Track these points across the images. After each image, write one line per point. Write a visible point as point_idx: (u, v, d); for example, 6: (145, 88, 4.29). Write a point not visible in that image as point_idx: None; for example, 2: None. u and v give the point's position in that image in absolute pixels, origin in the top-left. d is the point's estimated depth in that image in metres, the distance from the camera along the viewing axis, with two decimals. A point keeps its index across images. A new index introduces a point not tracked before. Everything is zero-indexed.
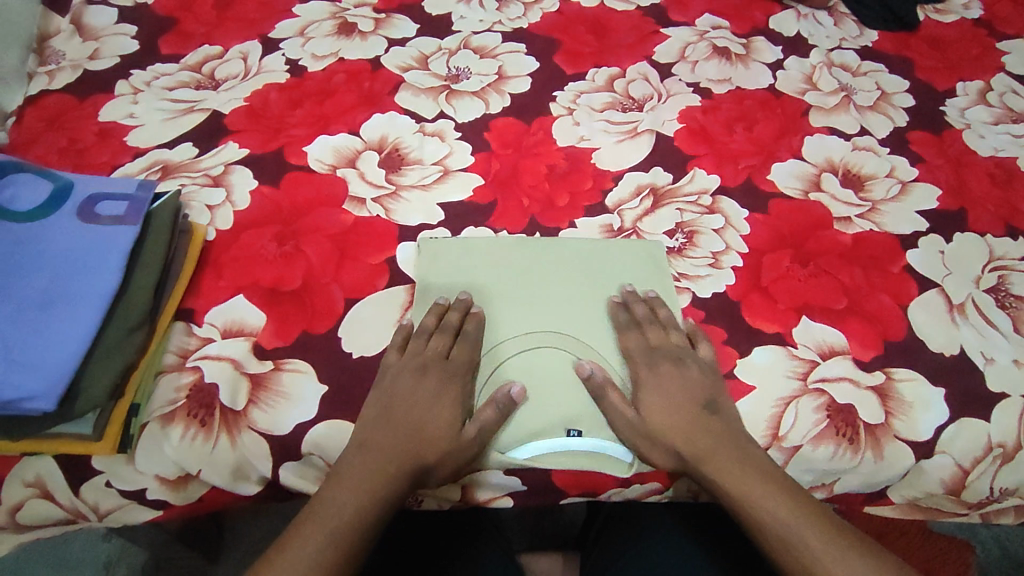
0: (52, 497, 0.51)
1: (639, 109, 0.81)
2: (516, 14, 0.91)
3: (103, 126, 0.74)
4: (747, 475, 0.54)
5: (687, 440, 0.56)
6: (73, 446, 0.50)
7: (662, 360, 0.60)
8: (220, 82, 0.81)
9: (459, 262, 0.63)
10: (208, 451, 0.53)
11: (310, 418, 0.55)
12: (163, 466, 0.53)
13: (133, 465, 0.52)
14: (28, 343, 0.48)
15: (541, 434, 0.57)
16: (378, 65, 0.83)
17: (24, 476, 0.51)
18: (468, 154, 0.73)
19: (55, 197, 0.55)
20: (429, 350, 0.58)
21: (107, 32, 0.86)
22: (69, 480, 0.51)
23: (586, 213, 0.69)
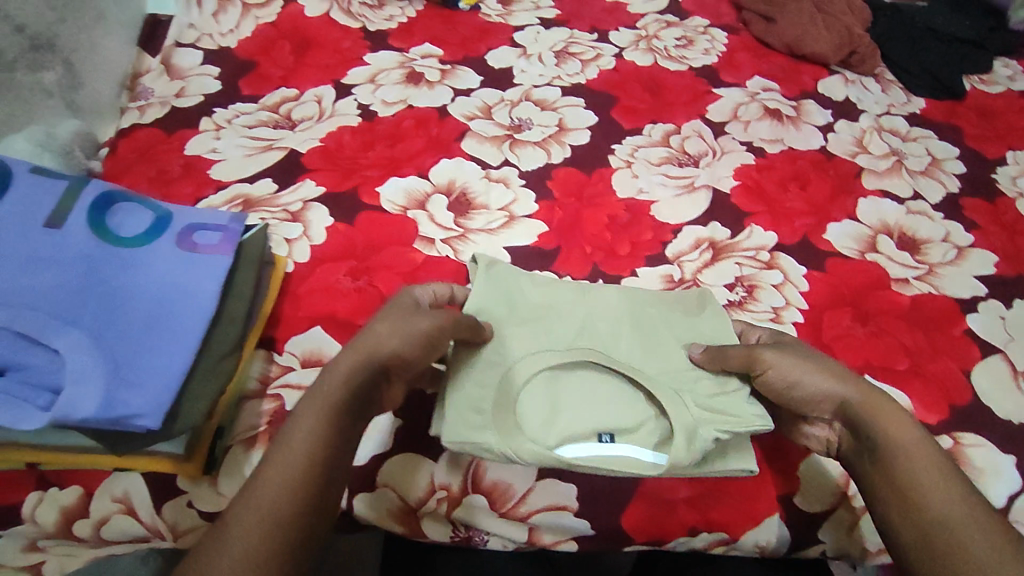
0: (135, 513, 0.52)
1: (695, 164, 0.84)
2: (574, 70, 1.00)
3: (189, 160, 0.78)
4: (935, 469, 0.51)
5: (874, 408, 0.54)
6: (162, 465, 0.51)
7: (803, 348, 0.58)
8: (297, 122, 0.86)
9: (511, 275, 0.64)
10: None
11: (386, 449, 0.57)
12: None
13: (215, 487, 0.53)
14: (135, 358, 0.50)
15: (579, 438, 0.55)
16: (445, 114, 0.88)
17: (112, 491, 0.52)
18: (532, 202, 0.75)
19: (157, 225, 0.58)
20: (412, 316, 0.53)
21: (192, 72, 0.93)
22: (153, 498, 0.53)
23: (647, 263, 0.71)
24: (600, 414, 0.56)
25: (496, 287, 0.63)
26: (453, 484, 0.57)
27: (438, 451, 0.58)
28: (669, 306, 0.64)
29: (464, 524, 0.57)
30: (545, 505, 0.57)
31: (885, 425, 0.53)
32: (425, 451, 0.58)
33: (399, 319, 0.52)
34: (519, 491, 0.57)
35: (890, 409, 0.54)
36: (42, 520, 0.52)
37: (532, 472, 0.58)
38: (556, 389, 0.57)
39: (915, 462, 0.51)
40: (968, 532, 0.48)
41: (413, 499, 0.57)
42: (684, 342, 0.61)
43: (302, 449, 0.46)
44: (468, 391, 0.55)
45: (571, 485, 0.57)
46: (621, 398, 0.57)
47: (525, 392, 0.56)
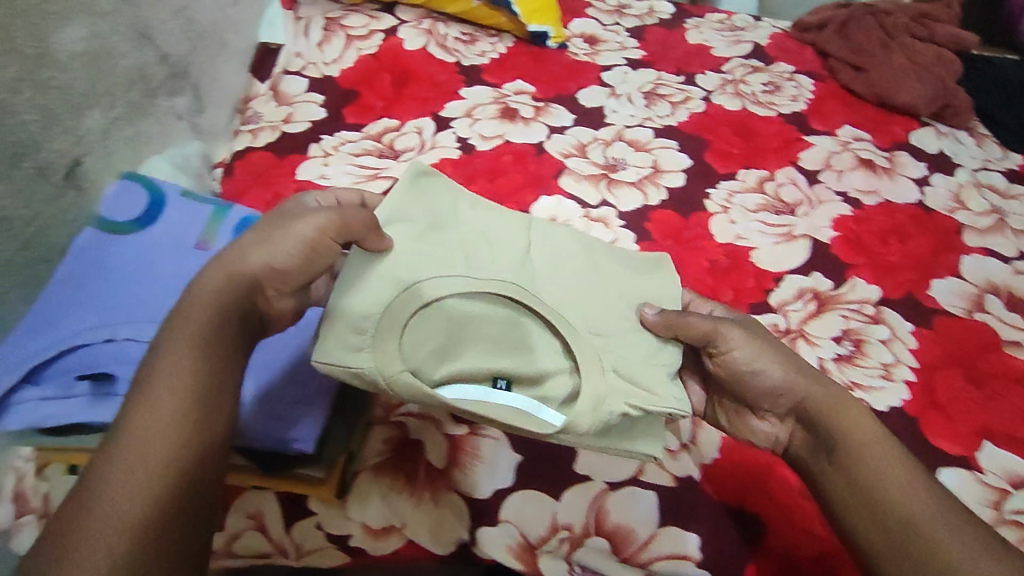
0: (267, 530, 0.52)
1: (792, 212, 0.84)
2: (664, 112, 1.01)
3: (301, 185, 0.82)
4: (866, 440, 0.49)
5: (813, 385, 0.53)
6: (299, 487, 0.51)
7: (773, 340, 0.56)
8: (399, 152, 0.89)
9: (445, 201, 0.57)
10: (411, 504, 0.52)
11: (507, 484, 0.53)
12: (370, 513, 0.52)
13: (343, 510, 0.52)
14: (291, 377, 0.52)
15: (472, 379, 0.52)
16: (541, 150, 0.90)
17: (247, 507, 0.52)
18: (633, 243, 0.77)
19: None
20: (279, 227, 0.50)
21: (298, 99, 0.97)
22: (285, 516, 0.52)
23: (751, 311, 0.71)
24: (492, 353, 0.53)
25: (420, 201, 0.56)
26: (575, 525, 0.52)
27: (560, 488, 0.54)
28: (636, 269, 0.60)
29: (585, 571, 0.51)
30: (665, 553, 0.51)
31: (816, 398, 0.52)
32: (545, 488, 0.53)
33: (268, 232, 0.49)
34: (642, 537, 0.52)
35: (835, 393, 0.52)
36: None
37: (656, 516, 0.53)
38: (436, 324, 0.52)
39: (873, 467, 0.48)
40: (906, 500, 0.46)
41: (530, 538, 0.52)
42: (634, 301, 0.56)
43: (176, 409, 0.42)
44: (351, 313, 0.49)
45: (696, 536, 0.52)
46: (489, 335, 0.53)
47: (421, 318, 0.52)
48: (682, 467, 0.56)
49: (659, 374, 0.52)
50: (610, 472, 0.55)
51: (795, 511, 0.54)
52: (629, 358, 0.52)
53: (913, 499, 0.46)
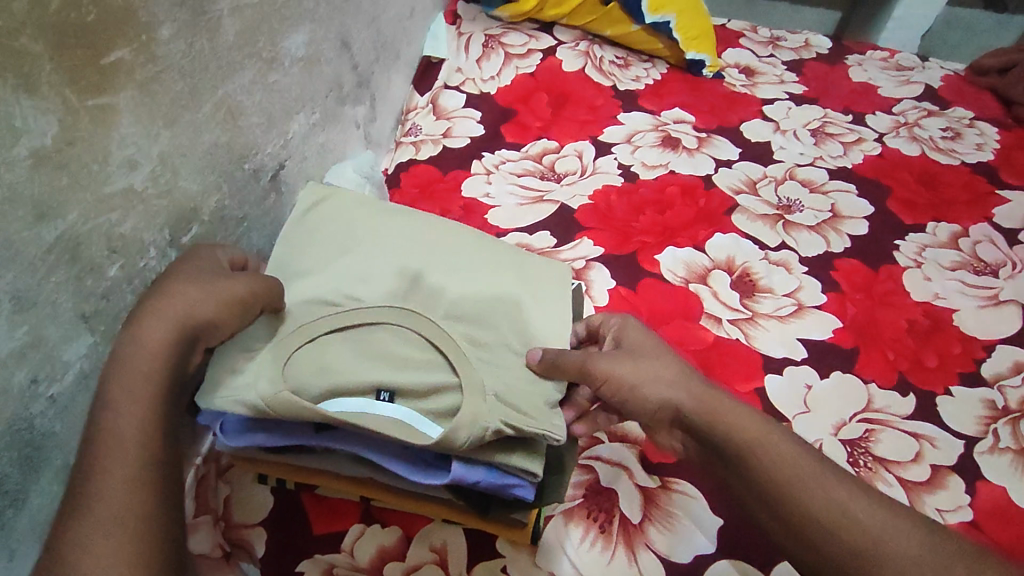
0: (450, 568, 0.48)
1: (994, 274, 0.76)
2: (836, 153, 0.95)
3: (467, 202, 0.81)
4: (801, 479, 0.43)
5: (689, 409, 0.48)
6: (500, 529, 0.47)
7: (654, 348, 0.52)
8: (562, 175, 0.87)
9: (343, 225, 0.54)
10: (604, 564, 0.48)
11: (709, 553, 0.49)
12: (561, 568, 0.48)
13: (534, 556, 0.48)
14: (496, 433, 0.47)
15: (345, 391, 0.44)
16: (710, 184, 0.85)
17: (431, 539, 0.49)
18: (819, 292, 0.71)
19: None
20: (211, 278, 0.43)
21: (457, 114, 0.97)
22: (470, 553, 0.48)
23: (962, 381, 0.63)
24: (381, 364, 0.45)
25: (320, 237, 0.53)
26: None
27: (769, 563, 0.49)
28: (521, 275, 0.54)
29: None
30: None
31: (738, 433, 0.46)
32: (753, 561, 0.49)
33: (176, 270, 0.43)
34: None
35: (709, 404, 0.47)
36: (359, 554, 0.49)
37: None
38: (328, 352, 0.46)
39: (801, 473, 0.44)
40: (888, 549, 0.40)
41: None
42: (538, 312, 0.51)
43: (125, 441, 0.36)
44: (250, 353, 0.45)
45: None
46: (410, 355, 0.47)
47: (320, 345, 0.46)
48: None
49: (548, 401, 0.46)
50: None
51: None
52: (532, 387, 0.46)
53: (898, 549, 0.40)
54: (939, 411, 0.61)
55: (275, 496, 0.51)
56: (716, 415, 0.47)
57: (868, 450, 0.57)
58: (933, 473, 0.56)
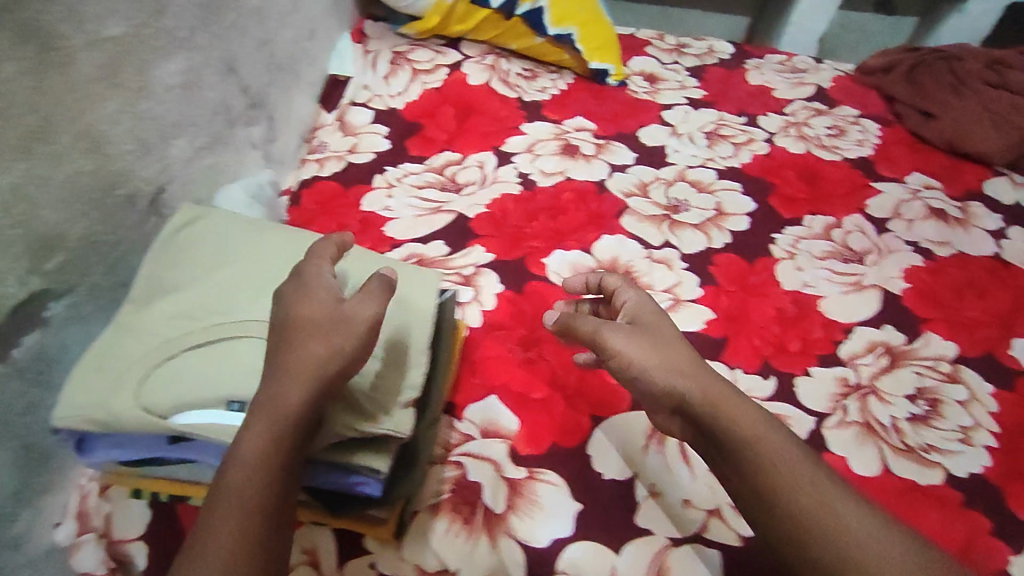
0: (319, 568, 0.50)
1: (861, 261, 0.82)
2: (727, 153, 1.00)
3: (365, 215, 0.83)
4: (810, 488, 0.47)
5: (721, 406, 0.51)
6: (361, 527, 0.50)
7: (658, 331, 0.55)
8: (462, 186, 0.90)
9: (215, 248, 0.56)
10: (466, 552, 0.51)
11: (567, 535, 0.52)
12: (425, 559, 0.50)
13: (399, 552, 0.51)
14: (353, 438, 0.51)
15: (198, 403, 0.47)
16: (603, 188, 0.90)
17: (302, 543, 0.51)
18: (696, 286, 0.75)
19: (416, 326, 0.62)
20: (348, 313, 0.48)
21: (363, 130, 1.00)
22: (339, 553, 0.51)
23: (819, 362, 0.68)
24: (236, 375, 0.48)
25: (190, 255, 0.55)
26: None
27: (619, 543, 0.52)
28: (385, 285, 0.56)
29: None
30: None
31: (772, 438, 0.49)
32: (605, 542, 0.52)
33: (307, 284, 0.49)
34: None
35: (725, 399, 0.51)
36: None
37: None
38: (195, 366, 0.48)
39: (803, 482, 0.48)
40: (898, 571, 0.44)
41: None
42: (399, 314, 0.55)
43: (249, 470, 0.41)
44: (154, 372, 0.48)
45: None
46: (269, 366, 0.49)
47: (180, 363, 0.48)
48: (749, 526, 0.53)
49: (395, 403, 0.49)
50: (671, 527, 0.53)
51: None
52: (382, 391, 0.49)
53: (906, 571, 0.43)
54: (796, 391, 0.65)
55: (152, 511, 0.54)
56: (717, 408, 0.50)
57: None
58: None
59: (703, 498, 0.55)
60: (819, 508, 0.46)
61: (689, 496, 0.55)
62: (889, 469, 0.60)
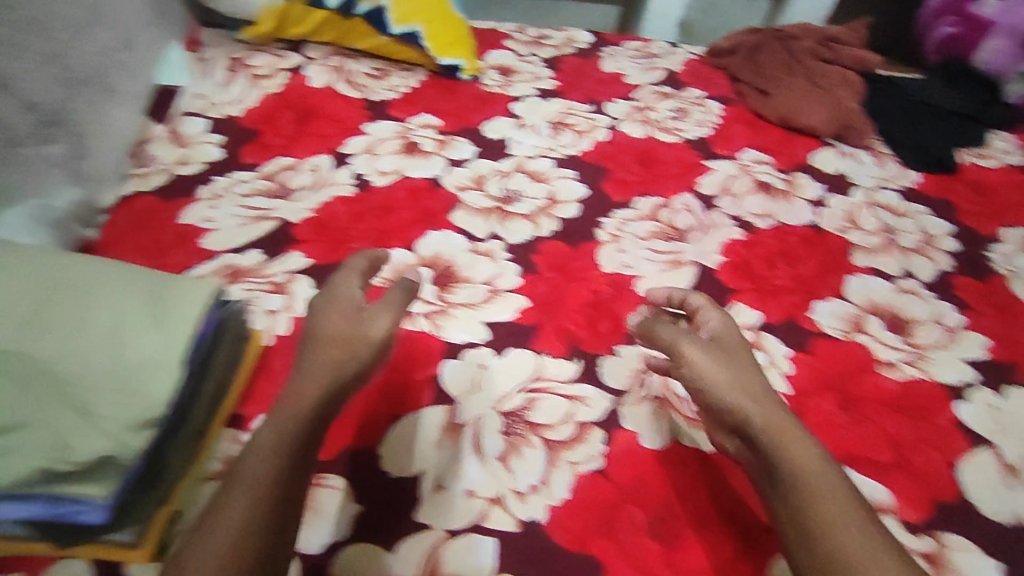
0: None
1: (683, 239, 0.84)
2: (568, 142, 0.99)
3: (183, 229, 0.80)
4: (827, 501, 0.50)
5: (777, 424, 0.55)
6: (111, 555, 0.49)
7: (737, 360, 0.60)
8: (292, 191, 0.88)
9: None
10: None
11: (341, 539, 0.53)
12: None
13: None
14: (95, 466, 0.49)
15: None
16: (437, 184, 0.89)
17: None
18: (516, 276, 0.76)
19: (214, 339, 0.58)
20: (365, 320, 0.60)
21: (197, 140, 0.96)
22: None
23: (628, 341, 0.70)
24: None
25: None
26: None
27: (394, 541, 0.53)
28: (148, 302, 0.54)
29: None
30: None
31: (795, 447, 0.53)
32: (380, 542, 0.53)
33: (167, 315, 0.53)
34: None
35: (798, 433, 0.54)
36: None
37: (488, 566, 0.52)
38: None
39: (831, 497, 0.50)
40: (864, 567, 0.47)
41: None
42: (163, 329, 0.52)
43: (258, 472, 0.48)
44: None
45: None
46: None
47: None
48: (528, 510, 0.55)
49: (132, 427, 0.48)
50: (451, 519, 0.54)
51: (628, 552, 0.53)
52: (118, 414, 0.48)
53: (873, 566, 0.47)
54: (600, 371, 0.66)
55: None
56: (779, 442, 0.54)
57: (525, 418, 0.61)
58: (576, 431, 0.61)
59: (486, 488, 0.56)
60: (819, 516, 0.49)
61: (473, 487, 0.56)
62: (677, 440, 0.61)
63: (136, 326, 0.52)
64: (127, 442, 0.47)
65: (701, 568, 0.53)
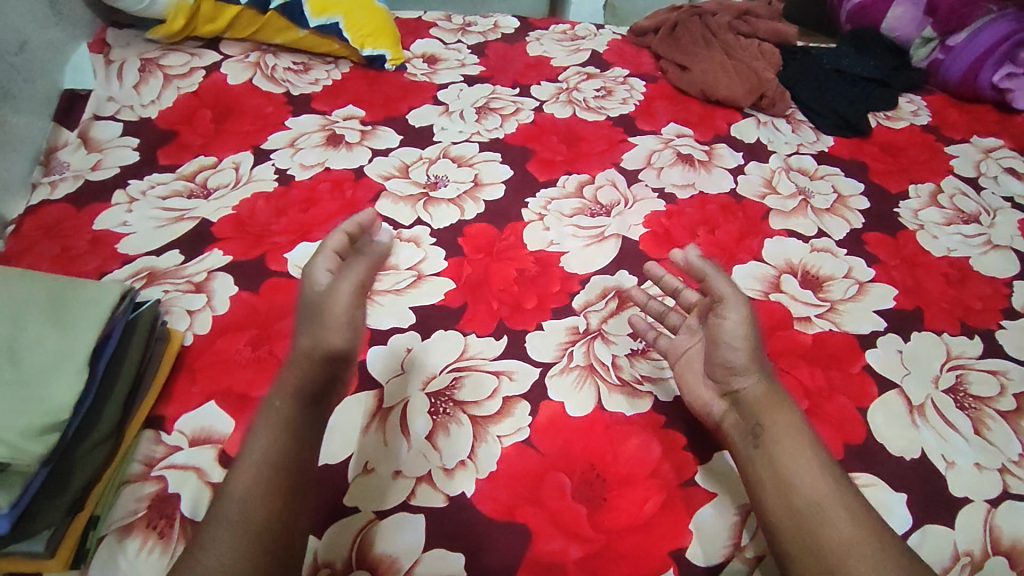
0: None
1: (607, 214, 0.85)
2: (493, 125, 0.99)
3: (96, 234, 0.78)
4: (804, 476, 0.55)
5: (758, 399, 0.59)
6: (22, 568, 0.48)
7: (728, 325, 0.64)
8: (212, 191, 0.85)
9: None
10: (160, 566, 0.51)
11: None
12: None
13: None
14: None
15: None
16: (361, 175, 0.88)
17: None
18: (441, 259, 0.76)
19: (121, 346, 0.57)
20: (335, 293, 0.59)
21: (111, 145, 0.92)
22: None
23: (553, 315, 0.71)
24: None
25: None
26: (337, 561, 0.53)
27: (324, 527, 0.54)
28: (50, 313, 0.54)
29: None
30: (415, 562, 0.53)
31: (773, 416, 0.58)
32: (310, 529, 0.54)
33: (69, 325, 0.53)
34: (406, 565, 0.53)
35: (776, 400, 0.59)
36: None
37: (419, 543, 0.54)
38: None
39: (805, 475, 0.55)
40: (821, 516, 0.53)
41: None
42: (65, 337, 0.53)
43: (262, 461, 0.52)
44: None
45: (460, 554, 0.53)
46: None
47: None
48: (457, 486, 0.56)
49: (31, 432, 0.47)
50: (380, 501, 0.56)
51: (556, 516, 0.55)
52: (17, 422, 0.47)
53: (834, 514, 0.52)
54: (526, 345, 0.67)
55: None
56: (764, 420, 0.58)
57: (451, 397, 0.62)
58: (502, 405, 0.62)
59: (414, 467, 0.57)
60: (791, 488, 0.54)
61: (401, 467, 0.57)
62: (601, 406, 0.62)
63: (36, 335, 0.52)
64: (24, 449, 0.46)
65: (626, 524, 0.55)
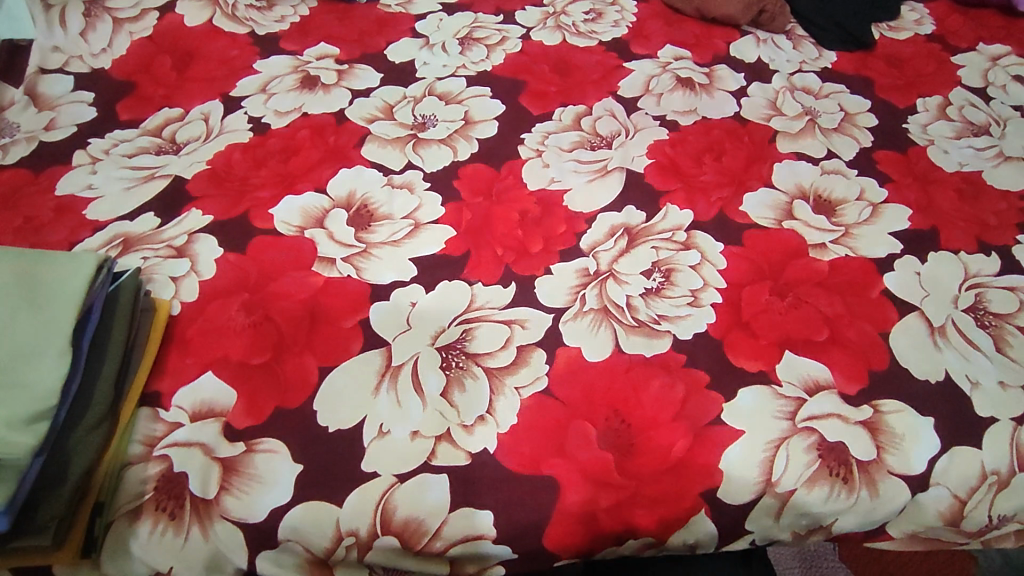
0: None
1: (607, 146, 0.80)
2: (479, 57, 0.92)
3: (61, 201, 0.72)
4: None
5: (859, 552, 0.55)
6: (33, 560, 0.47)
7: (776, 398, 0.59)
8: (182, 146, 0.79)
9: None
10: (179, 546, 0.50)
11: (285, 502, 0.52)
12: (132, 566, 0.50)
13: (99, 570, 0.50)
14: None
15: None
16: (342, 119, 0.82)
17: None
18: (439, 205, 0.72)
19: (104, 321, 0.53)
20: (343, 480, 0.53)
21: (63, 101, 0.84)
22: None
23: (561, 258, 0.67)
24: None
25: None
26: (361, 530, 0.52)
27: (343, 495, 0.52)
28: (20, 290, 0.49)
29: (381, 565, 0.54)
30: (444, 521, 0.52)
31: None
32: (329, 498, 0.52)
33: (42, 302, 0.49)
34: (433, 527, 0.52)
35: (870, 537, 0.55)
36: None
37: (446, 502, 0.53)
38: None
39: None
40: None
41: (318, 552, 0.52)
42: (37, 316, 0.48)
43: None
44: None
45: (488, 512, 0.53)
46: None
47: None
48: (478, 441, 0.55)
49: (17, 422, 0.44)
50: (399, 463, 0.53)
51: (582, 466, 0.54)
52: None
53: None
54: (536, 291, 0.64)
55: None
56: None
57: (463, 350, 0.59)
58: (517, 354, 0.59)
59: (432, 426, 0.55)
60: None
61: (418, 427, 0.55)
62: (619, 349, 0.60)
63: (7, 316, 0.48)
64: (9, 440, 0.43)
65: (652, 469, 0.55)
